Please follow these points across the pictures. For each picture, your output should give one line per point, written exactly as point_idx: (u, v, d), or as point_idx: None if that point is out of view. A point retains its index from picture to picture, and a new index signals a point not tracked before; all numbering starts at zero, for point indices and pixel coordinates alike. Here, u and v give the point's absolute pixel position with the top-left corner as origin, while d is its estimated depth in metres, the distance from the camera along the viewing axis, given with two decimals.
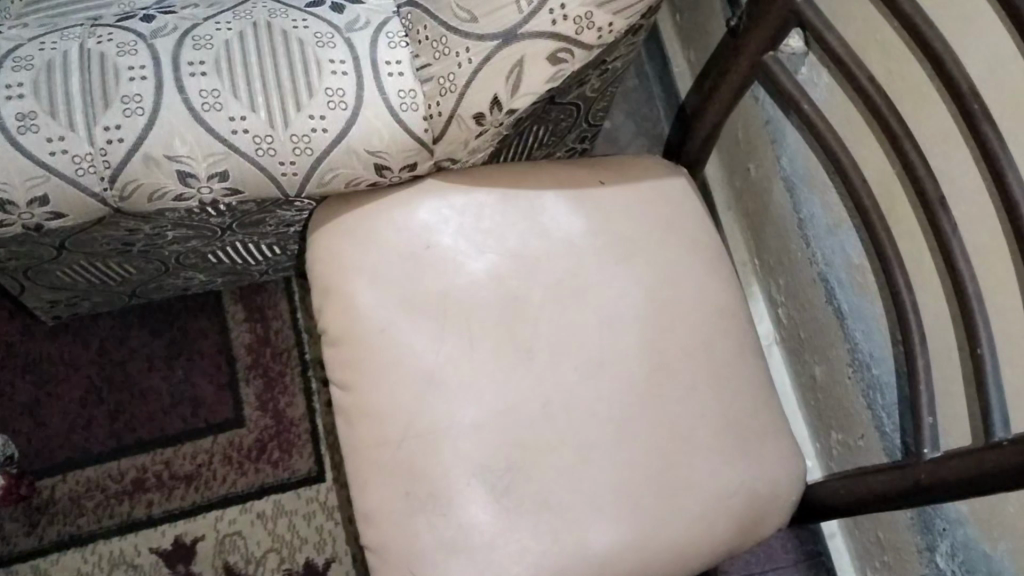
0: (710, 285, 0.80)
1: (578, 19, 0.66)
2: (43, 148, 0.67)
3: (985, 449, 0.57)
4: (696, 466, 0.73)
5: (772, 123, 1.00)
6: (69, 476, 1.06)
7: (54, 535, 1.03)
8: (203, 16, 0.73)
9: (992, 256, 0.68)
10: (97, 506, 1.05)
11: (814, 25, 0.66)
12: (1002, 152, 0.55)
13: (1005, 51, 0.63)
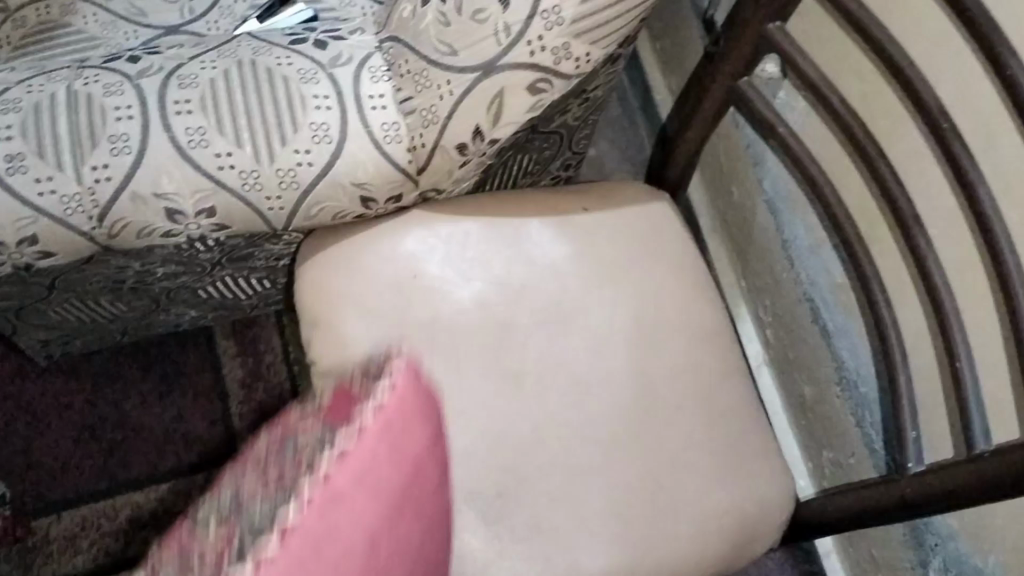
0: (695, 308, 0.81)
1: (556, 49, 0.67)
2: (32, 189, 0.67)
3: (968, 461, 0.58)
4: (685, 488, 0.73)
5: (752, 146, 1.02)
6: (63, 516, 1.05)
7: None
8: (187, 56, 0.74)
9: (969, 272, 0.69)
10: (92, 545, 1.04)
11: (785, 50, 0.67)
12: (972, 169, 0.56)
13: (972, 70, 0.65)
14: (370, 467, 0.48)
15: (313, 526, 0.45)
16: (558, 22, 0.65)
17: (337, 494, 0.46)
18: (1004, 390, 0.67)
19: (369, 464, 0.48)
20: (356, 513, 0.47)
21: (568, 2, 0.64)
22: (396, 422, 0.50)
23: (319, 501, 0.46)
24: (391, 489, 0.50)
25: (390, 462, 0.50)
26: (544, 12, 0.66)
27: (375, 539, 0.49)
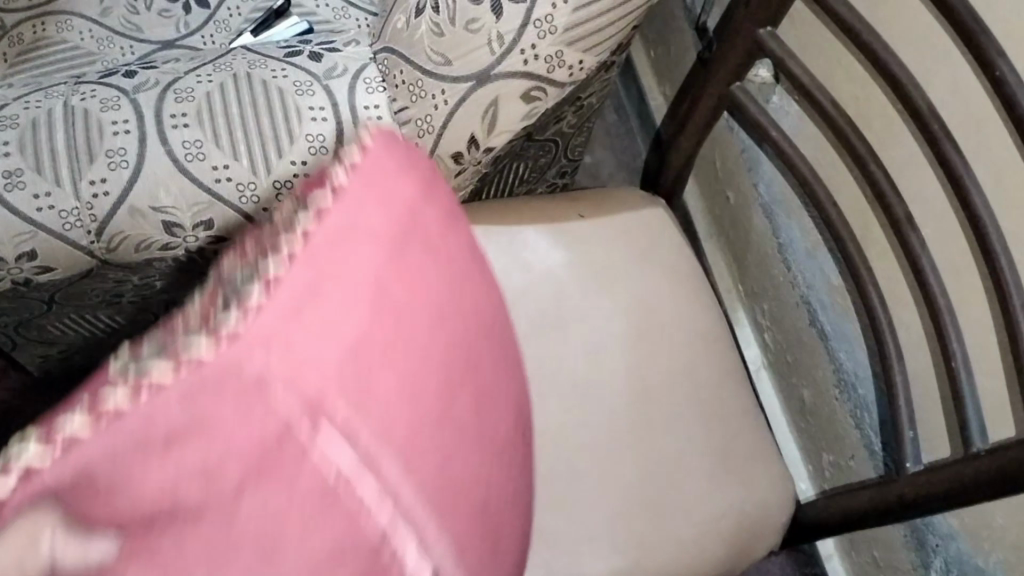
0: (692, 313, 0.81)
1: (548, 58, 0.68)
2: (30, 204, 0.68)
3: (965, 460, 0.58)
4: (685, 493, 0.74)
5: (747, 151, 1.02)
6: None
7: None
8: (183, 71, 0.76)
9: (963, 272, 0.69)
10: None
11: (777, 55, 0.68)
12: (964, 169, 0.56)
13: (962, 72, 0.65)
14: (363, 217, 0.40)
15: (301, 272, 0.36)
16: (551, 30, 0.66)
17: (320, 238, 0.38)
18: (1000, 389, 0.67)
19: (359, 212, 0.40)
20: (356, 255, 0.39)
21: (560, 11, 0.65)
22: (384, 179, 0.42)
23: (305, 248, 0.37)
24: (393, 243, 0.41)
25: (377, 215, 0.41)
26: (536, 21, 0.66)
27: (384, 298, 0.40)
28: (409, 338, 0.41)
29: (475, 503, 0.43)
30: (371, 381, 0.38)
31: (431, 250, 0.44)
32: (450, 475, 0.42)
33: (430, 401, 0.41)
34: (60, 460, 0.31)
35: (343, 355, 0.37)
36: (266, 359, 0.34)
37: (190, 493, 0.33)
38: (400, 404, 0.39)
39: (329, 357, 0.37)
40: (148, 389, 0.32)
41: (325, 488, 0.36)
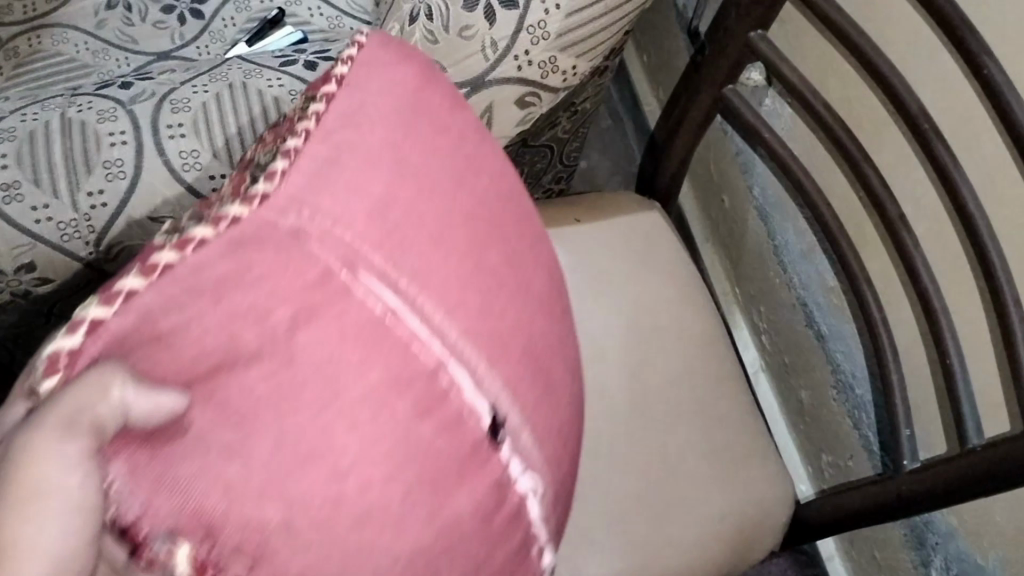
0: (689, 315, 0.81)
1: (542, 64, 0.68)
2: (28, 216, 0.67)
3: (961, 456, 0.58)
4: (685, 494, 0.74)
5: (741, 154, 1.03)
6: None
7: None
8: (179, 81, 0.77)
9: (956, 270, 0.69)
10: None
11: (769, 58, 0.68)
12: (955, 168, 0.57)
13: (952, 73, 0.66)
14: (370, 111, 0.46)
15: (315, 150, 0.43)
16: (544, 37, 0.66)
17: (331, 127, 0.44)
18: (994, 386, 0.67)
19: (358, 101, 0.46)
20: (364, 131, 0.44)
21: (553, 17, 0.65)
22: (379, 72, 0.48)
23: (317, 138, 0.43)
24: (404, 125, 0.46)
25: (383, 105, 0.46)
26: (529, 27, 0.66)
27: (398, 160, 0.45)
28: (432, 199, 0.45)
29: (518, 344, 0.46)
30: (398, 232, 0.43)
31: (443, 124, 0.48)
32: (490, 319, 0.45)
33: (461, 246, 0.45)
34: (125, 313, 0.37)
35: (367, 210, 0.42)
36: (298, 216, 0.41)
37: (244, 326, 0.37)
38: (428, 252, 0.44)
39: (352, 211, 0.42)
40: (196, 244, 0.39)
41: (369, 322, 0.40)
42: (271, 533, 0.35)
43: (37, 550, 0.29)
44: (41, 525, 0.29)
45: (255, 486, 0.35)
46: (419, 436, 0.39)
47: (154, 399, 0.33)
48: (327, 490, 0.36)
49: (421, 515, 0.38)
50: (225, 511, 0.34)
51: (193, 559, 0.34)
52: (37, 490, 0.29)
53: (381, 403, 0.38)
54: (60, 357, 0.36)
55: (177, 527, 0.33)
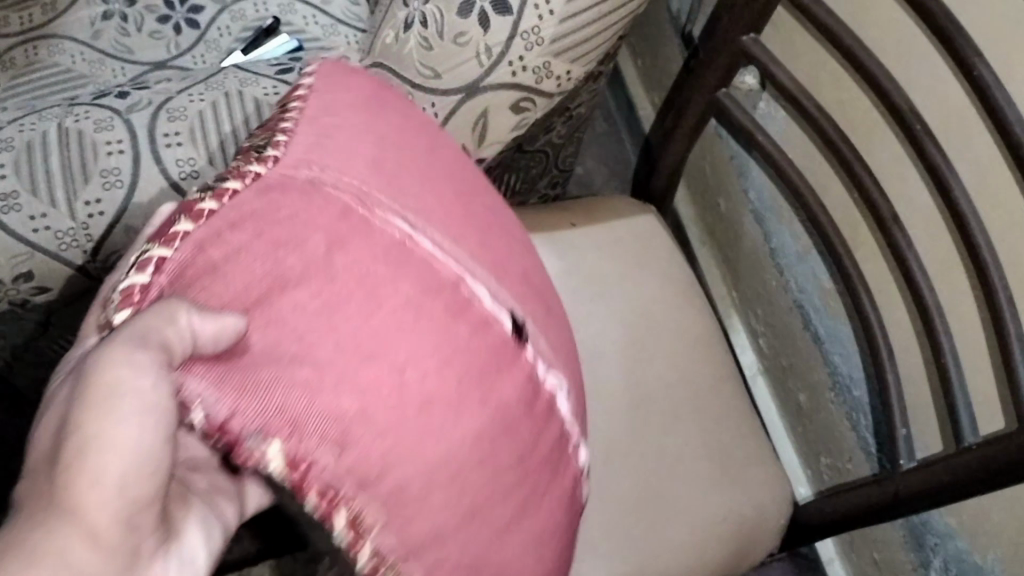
0: (685, 318, 0.82)
1: (536, 69, 0.69)
2: (26, 225, 0.68)
3: (957, 454, 0.59)
4: (682, 497, 0.74)
5: (737, 158, 1.03)
6: None
7: None
8: (175, 90, 0.77)
9: (950, 269, 0.70)
10: None
11: (761, 61, 0.69)
12: (947, 168, 0.57)
13: (943, 75, 0.66)
14: (337, 102, 0.52)
15: (307, 132, 0.49)
16: (537, 42, 0.67)
17: (313, 116, 0.50)
18: (989, 385, 0.67)
19: (329, 100, 0.52)
20: (342, 117, 0.51)
21: (547, 23, 0.66)
22: (340, 78, 0.54)
23: (304, 123, 0.50)
24: (366, 106, 0.52)
25: (349, 99, 0.52)
26: (523, 33, 0.66)
27: (377, 133, 0.51)
28: (414, 159, 0.51)
29: (514, 270, 0.52)
30: (397, 179, 0.49)
31: (402, 109, 0.55)
32: (489, 249, 0.51)
33: (447, 194, 0.51)
34: (185, 246, 0.42)
35: (366, 163, 0.48)
36: (311, 170, 0.46)
37: (286, 251, 0.42)
38: (426, 197, 0.50)
39: (354, 166, 0.48)
40: (233, 194, 0.44)
41: (390, 244, 0.45)
42: (351, 423, 0.39)
43: (119, 442, 0.35)
44: (122, 419, 0.35)
45: (328, 386, 0.39)
46: (456, 336, 0.44)
47: (214, 319, 0.38)
48: (389, 383, 0.41)
49: (473, 402, 0.44)
50: (305, 410, 0.39)
51: (284, 454, 0.38)
52: (116, 387, 0.35)
53: (418, 311, 0.43)
54: (133, 291, 0.41)
55: (264, 429, 0.38)
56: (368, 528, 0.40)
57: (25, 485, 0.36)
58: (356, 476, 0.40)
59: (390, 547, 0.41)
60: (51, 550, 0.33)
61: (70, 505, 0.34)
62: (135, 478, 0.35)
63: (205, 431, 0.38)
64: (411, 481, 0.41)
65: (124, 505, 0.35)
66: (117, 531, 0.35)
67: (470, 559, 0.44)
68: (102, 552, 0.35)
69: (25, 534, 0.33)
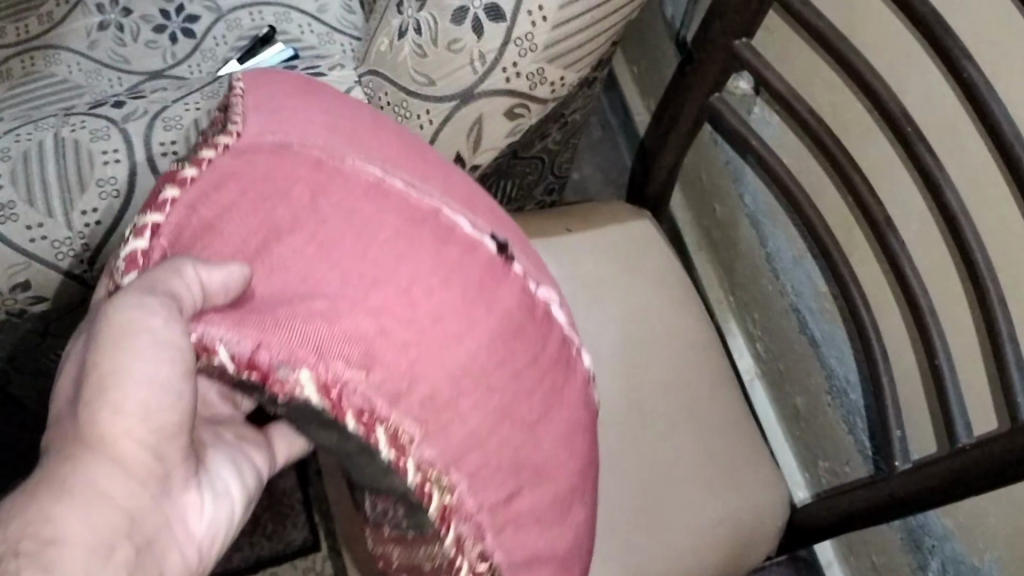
0: (681, 322, 0.82)
1: (530, 75, 0.69)
2: (23, 235, 0.68)
3: (951, 455, 0.59)
4: (679, 501, 0.74)
5: (731, 163, 1.04)
6: None
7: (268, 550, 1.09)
8: (171, 100, 0.77)
9: (944, 271, 0.70)
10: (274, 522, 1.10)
11: (753, 66, 0.69)
12: (939, 171, 0.57)
13: (934, 79, 0.67)
14: (273, 90, 0.53)
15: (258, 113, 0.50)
16: (531, 48, 0.67)
17: (258, 100, 0.52)
18: (982, 386, 0.68)
19: (265, 89, 0.53)
20: (282, 98, 0.52)
21: (540, 29, 0.66)
22: (266, 75, 0.55)
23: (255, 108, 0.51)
24: (307, 88, 0.55)
25: (282, 87, 0.54)
26: (517, 39, 0.67)
27: (320, 104, 0.53)
28: (363, 119, 0.53)
29: (487, 200, 0.54)
30: (356, 133, 0.51)
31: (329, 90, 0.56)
32: (461, 181, 0.53)
33: (408, 143, 0.53)
34: (174, 210, 0.46)
35: (326, 123, 0.50)
36: (279, 135, 0.48)
37: (275, 203, 0.45)
38: (388, 143, 0.51)
39: (314, 128, 0.49)
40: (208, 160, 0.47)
41: (370, 182, 0.47)
42: (372, 342, 0.41)
43: (135, 374, 0.39)
44: (138, 355, 0.39)
45: (344, 312, 0.41)
46: (452, 253, 0.46)
47: (218, 269, 0.41)
48: (397, 302, 0.42)
49: (482, 309, 0.45)
50: (327, 336, 0.41)
51: (315, 380, 0.40)
52: (130, 327, 0.39)
53: (410, 235, 0.45)
54: (137, 255, 0.45)
55: (291, 358, 0.40)
56: (408, 441, 0.41)
57: (59, 424, 0.40)
58: (388, 391, 0.41)
59: (433, 458, 0.42)
60: (85, 479, 0.38)
61: (97, 434, 0.38)
62: (155, 407, 0.39)
63: (237, 370, 0.40)
64: (439, 388, 0.42)
65: (149, 432, 0.40)
66: (145, 458, 0.40)
67: (511, 461, 0.45)
68: (132, 478, 0.39)
69: (60, 467, 0.38)
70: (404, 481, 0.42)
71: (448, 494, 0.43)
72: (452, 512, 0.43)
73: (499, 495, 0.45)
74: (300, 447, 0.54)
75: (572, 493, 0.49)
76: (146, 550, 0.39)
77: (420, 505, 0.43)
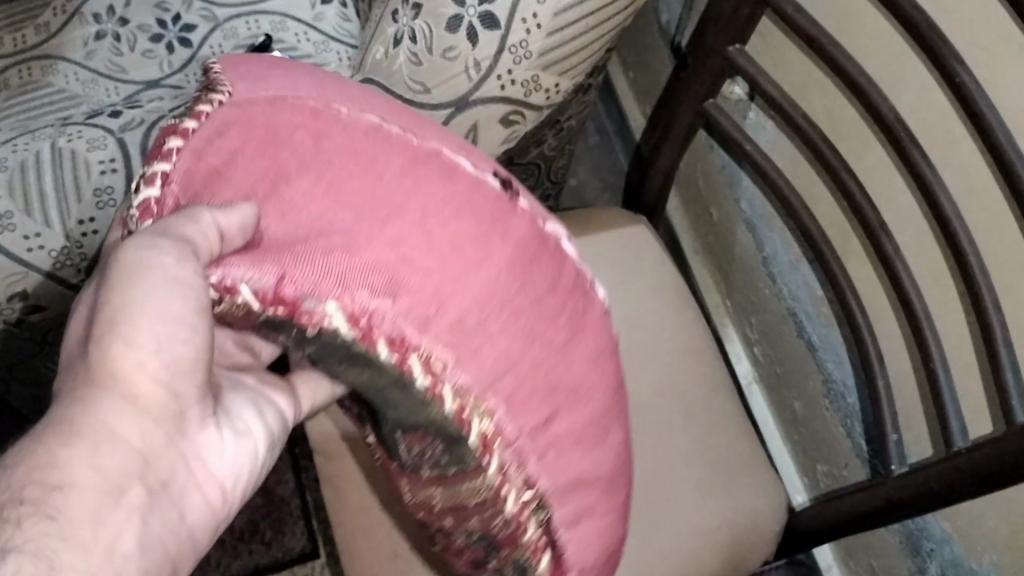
0: (678, 327, 0.82)
1: (525, 82, 0.69)
2: (20, 245, 0.68)
3: (947, 459, 0.59)
4: (676, 506, 0.74)
5: (727, 167, 1.04)
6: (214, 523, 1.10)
7: (266, 558, 1.09)
8: (167, 108, 0.78)
9: (938, 275, 0.70)
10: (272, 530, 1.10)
11: (747, 71, 0.69)
12: (932, 176, 0.57)
13: (926, 84, 0.67)
14: (253, 62, 0.53)
15: (242, 80, 0.49)
16: (526, 56, 0.67)
17: (240, 70, 0.51)
18: (977, 390, 0.68)
19: (246, 62, 0.52)
20: (264, 67, 0.51)
21: (535, 36, 0.66)
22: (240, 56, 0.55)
23: (241, 75, 0.50)
24: (286, 60, 0.54)
25: (261, 60, 0.53)
26: (512, 47, 0.67)
27: (301, 68, 0.52)
28: (346, 79, 0.52)
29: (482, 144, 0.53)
30: (344, 87, 0.50)
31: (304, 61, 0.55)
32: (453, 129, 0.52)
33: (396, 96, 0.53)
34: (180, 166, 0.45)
35: (313, 81, 0.50)
36: (271, 90, 0.48)
37: (278, 148, 0.44)
38: (375, 96, 0.51)
39: (303, 84, 0.49)
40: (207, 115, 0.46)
41: (370, 125, 0.46)
42: (395, 271, 0.41)
43: (147, 309, 0.40)
44: (149, 291, 0.40)
45: (364, 243, 0.41)
46: (462, 186, 0.45)
47: (230, 212, 0.41)
48: (413, 233, 0.42)
49: (499, 237, 0.44)
50: (349, 267, 0.40)
51: (343, 310, 0.40)
52: (139, 265, 0.40)
53: (417, 171, 0.44)
54: (150, 203, 0.45)
55: (316, 290, 0.40)
56: (442, 367, 0.41)
57: (75, 363, 0.42)
58: (417, 317, 0.41)
59: (469, 382, 0.42)
60: (97, 417, 0.39)
61: (111, 370, 0.40)
62: (167, 342, 0.40)
63: (263, 306, 0.40)
64: (468, 313, 0.42)
65: (162, 366, 0.41)
66: (157, 393, 0.41)
67: (545, 383, 0.44)
68: (144, 415, 0.40)
69: (70, 409, 0.39)
70: (442, 410, 0.42)
71: (488, 420, 0.43)
72: (493, 438, 0.43)
73: (538, 419, 0.44)
74: (326, 395, 0.54)
75: (609, 414, 0.49)
76: (160, 487, 0.41)
77: (459, 436, 0.43)
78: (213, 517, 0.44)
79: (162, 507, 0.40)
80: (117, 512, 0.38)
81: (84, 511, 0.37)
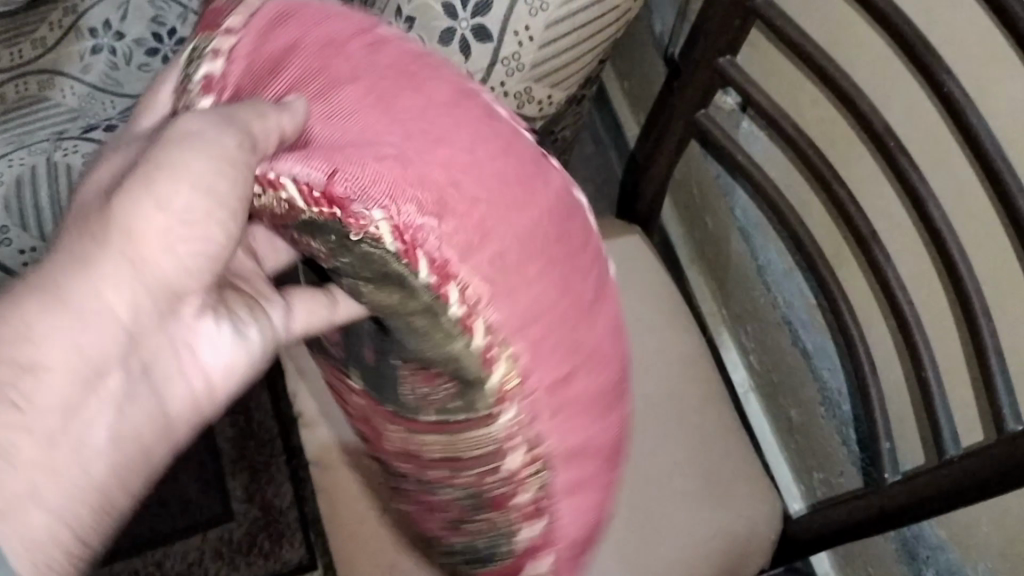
0: (673, 336, 0.82)
1: (518, 95, 0.70)
2: None
3: (938, 467, 0.59)
4: (671, 516, 0.74)
5: (721, 177, 1.04)
6: (211, 535, 1.10)
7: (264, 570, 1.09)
8: None
9: (929, 283, 0.70)
10: (270, 541, 1.10)
11: (737, 82, 0.70)
12: (922, 186, 0.58)
13: (914, 93, 0.68)
14: None
15: None
16: (519, 68, 0.68)
17: None
18: (969, 398, 0.68)
19: None
20: None
21: (527, 49, 0.67)
22: None
23: None
24: None
25: None
26: (504, 59, 0.68)
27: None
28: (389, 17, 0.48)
29: None
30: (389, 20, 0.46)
31: None
32: None
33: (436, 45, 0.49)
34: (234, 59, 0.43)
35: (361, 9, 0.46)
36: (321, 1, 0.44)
37: (331, 54, 0.40)
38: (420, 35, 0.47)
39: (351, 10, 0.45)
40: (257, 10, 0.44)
41: (422, 50, 0.42)
42: (443, 190, 0.37)
43: (183, 176, 0.40)
44: (192, 159, 0.39)
45: (413, 157, 0.37)
46: (510, 123, 0.41)
47: (283, 113, 0.38)
48: (463, 157, 0.37)
49: (546, 177, 0.40)
50: (398, 177, 0.36)
51: (388, 222, 0.36)
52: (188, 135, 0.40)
53: (468, 98, 0.40)
54: (212, 77, 0.43)
55: (364, 193, 0.36)
56: (478, 299, 0.37)
57: (89, 212, 0.41)
58: (459, 245, 0.36)
59: (501, 322, 0.37)
60: (96, 277, 0.39)
61: (127, 231, 0.39)
62: (192, 211, 0.40)
63: (307, 202, 0.37)
64: (514, 248, 0.38)
65: (179, 235, 0.40)
66: (169, 266, 0.40)
67: (580, 341, 0.40)
68: (149, 289, 0.40)
69: (74, 257, 0.39)
70: (468, 344, 0.38)
71: (513, 368, 0.38)
72: (514, 390, 0.38)
73: (567, 377, 0.39)
74: (317, 312, 0.46)
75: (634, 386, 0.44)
76: (146, 367, 0.41)
77: (477, 378, 0.39)
78: (197, 406, 0.44)
79: (140, 389, 0.41)
80: (87, 395, 0.39)
81: (51, 385, 0.38)
